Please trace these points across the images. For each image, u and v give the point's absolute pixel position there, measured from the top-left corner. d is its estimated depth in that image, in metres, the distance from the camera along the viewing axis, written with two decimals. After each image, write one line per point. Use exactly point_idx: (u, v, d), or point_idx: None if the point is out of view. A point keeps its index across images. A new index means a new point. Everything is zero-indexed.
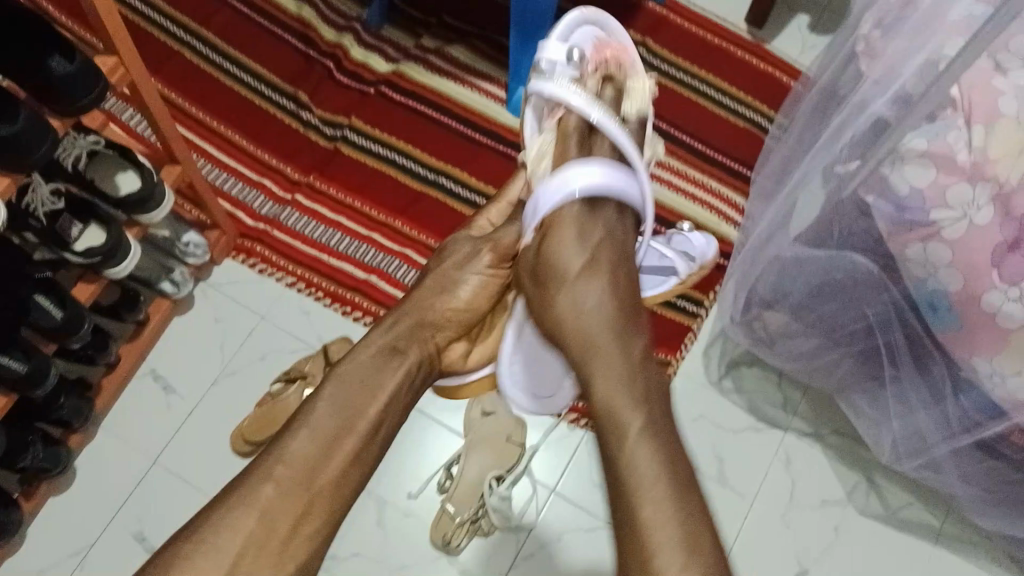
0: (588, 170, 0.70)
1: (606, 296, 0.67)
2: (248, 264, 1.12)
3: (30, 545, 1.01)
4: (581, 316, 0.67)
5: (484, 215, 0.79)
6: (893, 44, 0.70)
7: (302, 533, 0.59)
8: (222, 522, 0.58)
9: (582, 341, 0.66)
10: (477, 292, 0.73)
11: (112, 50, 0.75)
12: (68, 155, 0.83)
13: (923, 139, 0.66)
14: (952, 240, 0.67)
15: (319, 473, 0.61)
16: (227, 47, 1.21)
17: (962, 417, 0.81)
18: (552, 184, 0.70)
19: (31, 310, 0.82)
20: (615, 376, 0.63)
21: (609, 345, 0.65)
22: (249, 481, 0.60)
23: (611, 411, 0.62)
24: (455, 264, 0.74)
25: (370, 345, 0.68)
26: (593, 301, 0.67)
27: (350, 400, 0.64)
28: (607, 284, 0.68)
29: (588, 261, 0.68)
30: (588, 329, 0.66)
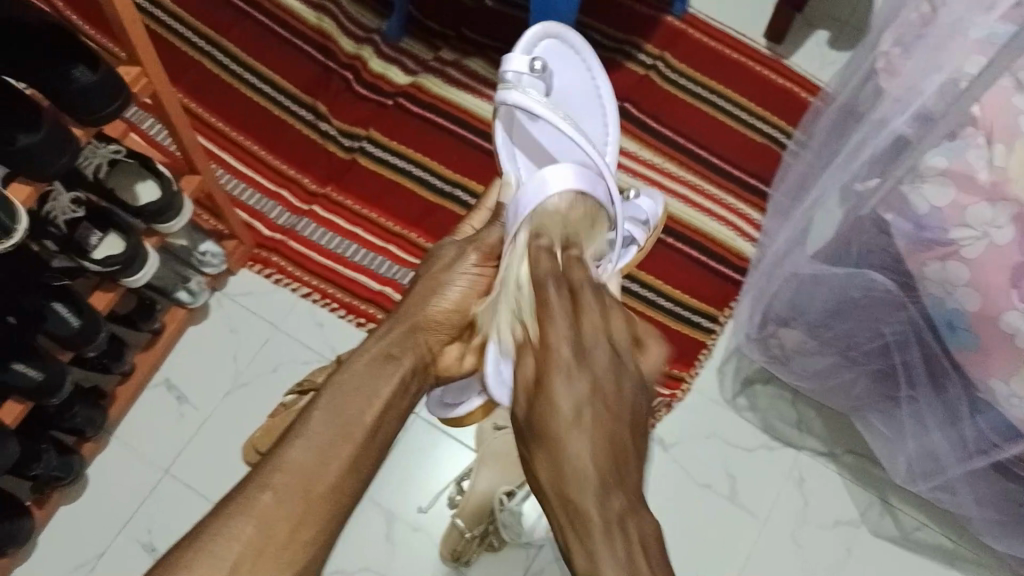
0: (550, 174, 0.62)
1: (583, 392, 0.51)
2: (263, 274, 1.12)
3: (39, 554, 1.01)
4: (550, 409, 0.51)
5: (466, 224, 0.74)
6: (914, 62, 0.70)
7: (298, 541, 0.54)
8: (219, 532, 0.52)
9: (545, 431, 0.52)
10: (462, 296, 0.67)
11: (135, 61, 0.75)
12: (89, 164, 0.86)
13: (943, 158, 0.66)
14: (970, 260, 0.66)
15: (320, 480, 0.56)
16: (248, 58, 1.22)
17: (979, 438, 0.80)
18: (531, 184, 0.63)
19: (48, 318, 0.82)
20: (577, 467, 0.50)
21: (574, 444, 0.50)
22: (246, 490, 0.55)
23: (566, 507, 0.50)
24: (443, 266, 0.68)
25: (364, 353, 0.64)
26: (571, 399, 0.51)
27: (346, 406, 0.59)
28: (587, 386, 0.51)
29: (572, 353, 0.52)
30: (553, 422, 0.51)
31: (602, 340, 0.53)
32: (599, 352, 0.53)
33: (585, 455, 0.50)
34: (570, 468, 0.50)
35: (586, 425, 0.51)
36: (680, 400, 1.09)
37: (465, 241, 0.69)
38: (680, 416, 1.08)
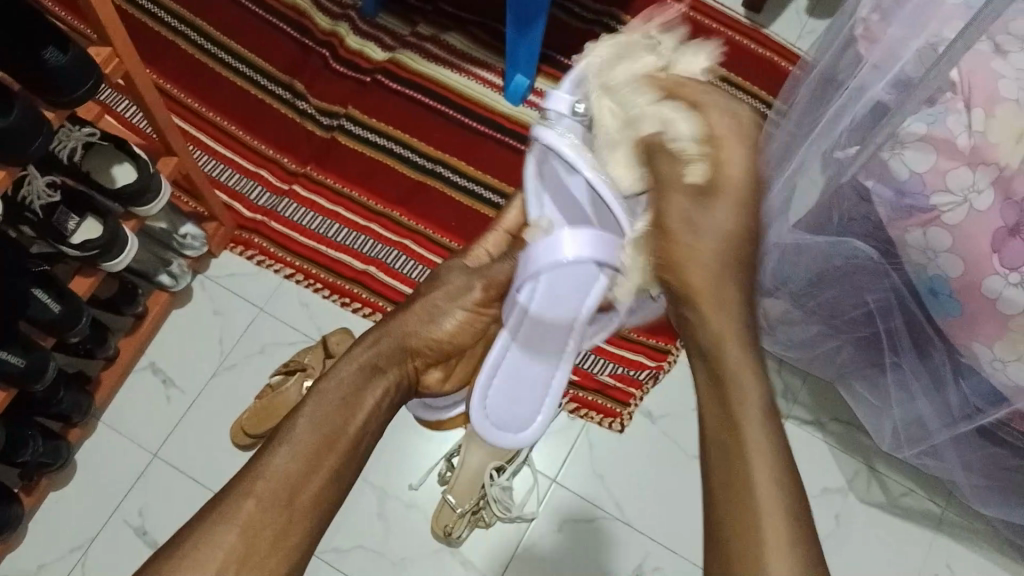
0: (562, 244, 0.71)
1: (722, 241, 0.61)
2: (245, 255, 1.11)
3: (31, 539, 1.01)
4: (698, 237, 0.62)
5: (482, 246, 0.79)
6: (891, 28, 0.69)
7: (283, 548, 0.53)
8: (201, 542, 0.51)
9: (715, 348, 0.59)
10: (456, 329, 0.71)
11: (106, 41, 0.74)
12: (63, 147, 0.84)
13: (922, 123, 0.66)
14: (951, 225, 0.66)
15: (304, 487, 0.55)
16: (223, 37, 1.20)
17: (962, 402, 0.81)
18: (540, 246, 0.72)
19: (31, 305, 0.82)
20: (762, 448, 0.54)
21: (768, 447, 0.54)
22: (226, 497, 0.54)
23: (734, 470, 0.54)
24: (444, 294, 0.72)
25: (353, 360, 0.63)
26: (726, 206, 0.62)
27: (333, 414, 0.59)
28: (744, 190, 0.62)
29: (744, 172, 0.62)
30: (726, 333, 0.59)
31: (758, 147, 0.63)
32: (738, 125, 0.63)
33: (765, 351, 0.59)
34: (784, 487, 0.53)
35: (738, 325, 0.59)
36: (667, 370, 1.10)
37: (472, 272, 0.75)
38: (666, 387, 1.10)
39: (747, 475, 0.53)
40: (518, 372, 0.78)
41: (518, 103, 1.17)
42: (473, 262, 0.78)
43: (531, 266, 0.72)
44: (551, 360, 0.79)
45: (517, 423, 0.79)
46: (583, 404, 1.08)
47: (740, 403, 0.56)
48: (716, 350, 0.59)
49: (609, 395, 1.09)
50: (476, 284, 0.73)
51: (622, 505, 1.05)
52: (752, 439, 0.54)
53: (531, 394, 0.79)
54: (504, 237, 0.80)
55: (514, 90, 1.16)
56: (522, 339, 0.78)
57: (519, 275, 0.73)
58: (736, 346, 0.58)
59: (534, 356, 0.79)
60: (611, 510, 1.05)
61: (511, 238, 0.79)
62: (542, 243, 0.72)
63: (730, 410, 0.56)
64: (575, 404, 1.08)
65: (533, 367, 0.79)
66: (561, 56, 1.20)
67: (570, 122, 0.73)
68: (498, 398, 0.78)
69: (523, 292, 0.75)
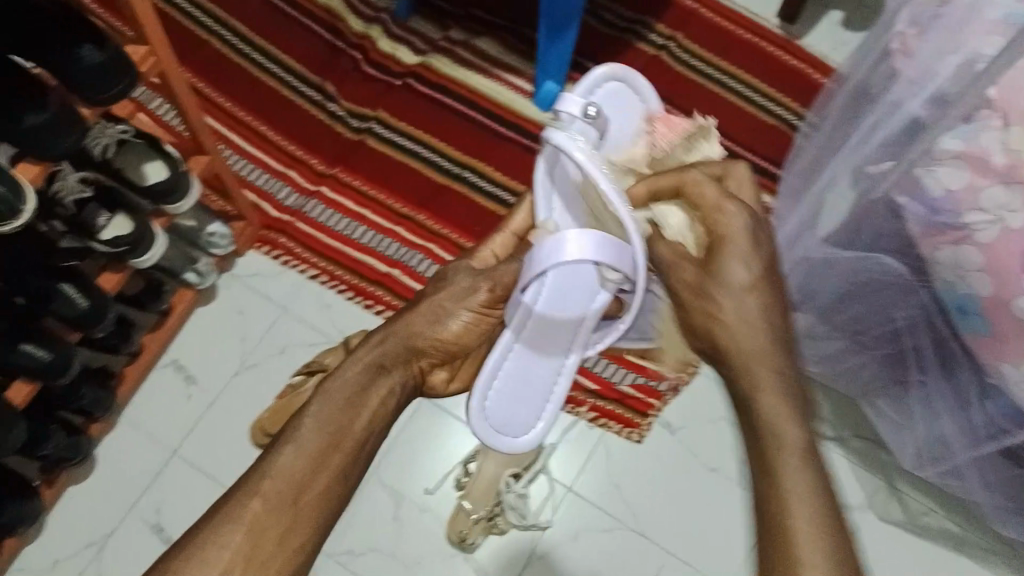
0: (567, 244, 0.68)
1: (754, 305, 0.58)
2: (272, 255, 1.12)
3: (50, 531, 1.02)
4: (742, 324, 0.58)
5: (488, 248, 0.76)
6: (930, 43, 0.69)
7: (287, 549, 0.53)
8: (208, 542, 0.52)
9: (763, 418, 0.55)
10: (462, 331, 0.69)
11: (142, 40, 0.75)
12: (97, 143, 0.84)
13: (958, 141, 0.65)
14: (982, 244, 0.66)
15: (310, 487, 0.55)
16: (256, 37, 1.21)
17: (987, 423, 0.80)
18: (547, 244, 0.69)
19: (56, 299, 0.82)
20: (803, 502, 0.52)
21: (818, 524, 0.51)
22: (234, 497, 0.54)
23: (786, 549, 0.50)
24: (451, 296, 0.69)
25: (359, 360, 0.63)
26: (746, 268, 0.59)
27: (338, 414, 0.59)
28: (756, 255, 0.60)
29: (746, 229, 0.60)
30: (775, 404, 0.55)
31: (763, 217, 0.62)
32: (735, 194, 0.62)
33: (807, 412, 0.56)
34: (835, 549, 0.50)
35: (783, 394, 0.56)
36: (688, 382, 1.09)
37: (479, 274, 0.72)
38: (688, 399, 1.09)
39: (793, 541, 0.50)
40: (519, 374, 0.74)
41: (546, 109, 1.16)
42: (480, 263, 0.75)
43: (536, 264, 0.69)
44: (553, 362, 0.75)
45: (517, 426, 0.73)
46: (602, 413, 1.08)
47: (788, 473, 0.53)
48: (770, 426, 0.55)
49: (627, 404, 1.08)
50: (483, 286, 0.70)
51: (638, 516, 1.05)
52: (795, 525, 0.51)
53: (534, 397, 0.74)
54: (512, 238, 0.78)
55: (541, 96, 1.15)
56: (525, 340, 0.74)
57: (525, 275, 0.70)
58: (787, 420, 0.55)
59: (536, 357, 0.74)
60: (626, 520, 1.05)
61: (518, 241, 0.78)
62: (546, 244, 0.69)
63: (777, 482, 0.53)
64: (594, 413, 1.08)
65: (535, 371, 0.74)
66: (591, 64, 1.20)
67: (580, 124, 0.76)
68: (499, 400, 0.73)
69: (528, 292, 0.72)
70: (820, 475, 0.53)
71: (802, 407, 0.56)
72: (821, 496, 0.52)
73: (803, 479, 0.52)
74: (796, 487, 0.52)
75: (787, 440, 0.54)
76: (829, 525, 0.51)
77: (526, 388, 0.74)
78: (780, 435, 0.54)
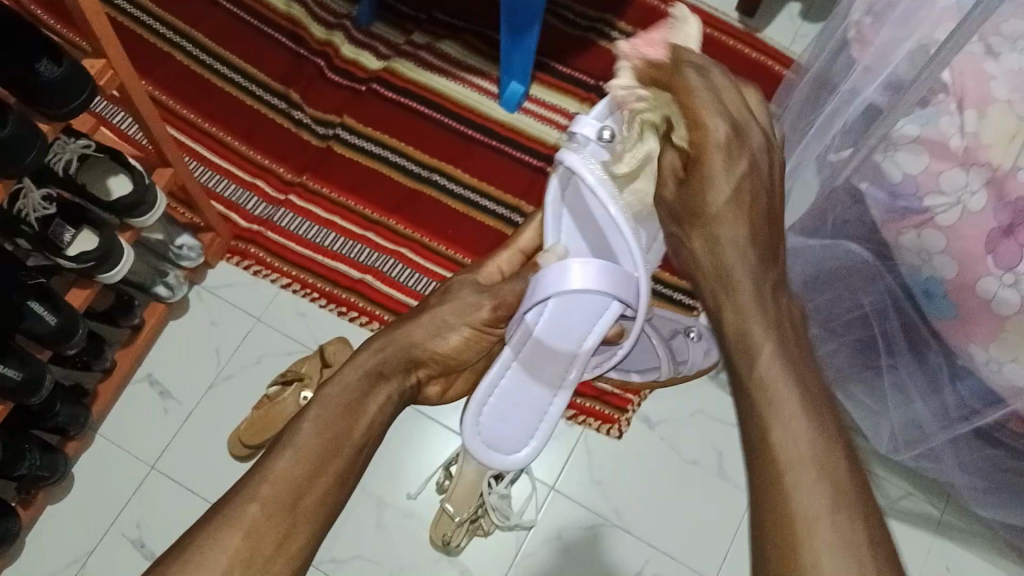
0: (571, 274, 0.66)
1: (741, 222, 0.51)
2: (243, 265, 1.12)
3: (28, 552, 1.01)
4: (714, 257, 0.52)
5: (495, 262, 0.76)
6: (882, 30, 0.70)
7: (288, 551, 0.52)
8: (204, 546, 0.50)
9: (741, 341, 0.49)
10: (460, 346, 0.68)
11: (100, 53, 0.74)
12: (59, 160, 0.83)
13: (916, 125, 0.67)
14: (944, 226, 0.67)
15: (307, 491, 0.55)
16: (218, 48, 1.21)
17: (960, 404, 0.80)
18: (552, 272, 0.66)
19: (25, 317, 0.81)
20: (792, 460, 0.45)
21: (815, 449, 0.45)
22: (231, 501, 0.53)
23: (782, 474, 0.45)
24: (453, 310, 0.68)
25: (357, 368, 0.62)
26: (732, 179, 0.51)
27: (338, 421, 0.58)
28: (746, 166, 0.51)
29: (727, 135, 0.51)
30: (758, 340, 0.49)
31: (755, 122, 0.52)
32: (740, 105, 0.52)
33: (808, 335, 0.60)
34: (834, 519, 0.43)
35: (764, 316, 0.49)
36: None
37: (483, 290, 0.71)
38: (666, 393, 1.10)
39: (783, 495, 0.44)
40: (513, 396, 0.72)
41: (513, 110, 1.17)
42: (485, 278, 0.75)
43: (540, 291, 0.67)
44: (550, 387, 0.72)
45: (509, 446, 0.72)
46: (582, 411, 1.08)
47: (776, 400, 0.47)
48: (748, 345, 0.49)
49: (606, 401, 1.09)
50: (486, 301, 0.69)
51: (620, 511, 1.05)
52: (791, 446, 0.45)
53: (525, 419, 0.72)
54: (518, 259, 0.77)
55: (508, 97, 1.17)
56: (523, 361, 0.72)
57: (529, 298, 0.68)
58: (769, 339, 0.49)
59: (530, 380, 0.72)
60: (609, 517, 1.05)
61: (526, 261, 0.77)
62: (550, 271, 0.67)
63: (768, 404, 0.47)
64: (573, 411, 1.08)
65: (529, 393, 0.72)
66: (555, 65, 1.21)
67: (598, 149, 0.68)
68: (493, 418, 0.72)
69: (532, 313, 0.70)
70: (802, 384, 0.47)
71: (785, 326, 0.50)
72: (811, 414, 0.46)
73: (788, 390, 0.47)
74: (786, 426, 0.46)
75: (775, 387, 0.47)
76: (822, 437, 0.45)
77: (519, 409, 0.72)
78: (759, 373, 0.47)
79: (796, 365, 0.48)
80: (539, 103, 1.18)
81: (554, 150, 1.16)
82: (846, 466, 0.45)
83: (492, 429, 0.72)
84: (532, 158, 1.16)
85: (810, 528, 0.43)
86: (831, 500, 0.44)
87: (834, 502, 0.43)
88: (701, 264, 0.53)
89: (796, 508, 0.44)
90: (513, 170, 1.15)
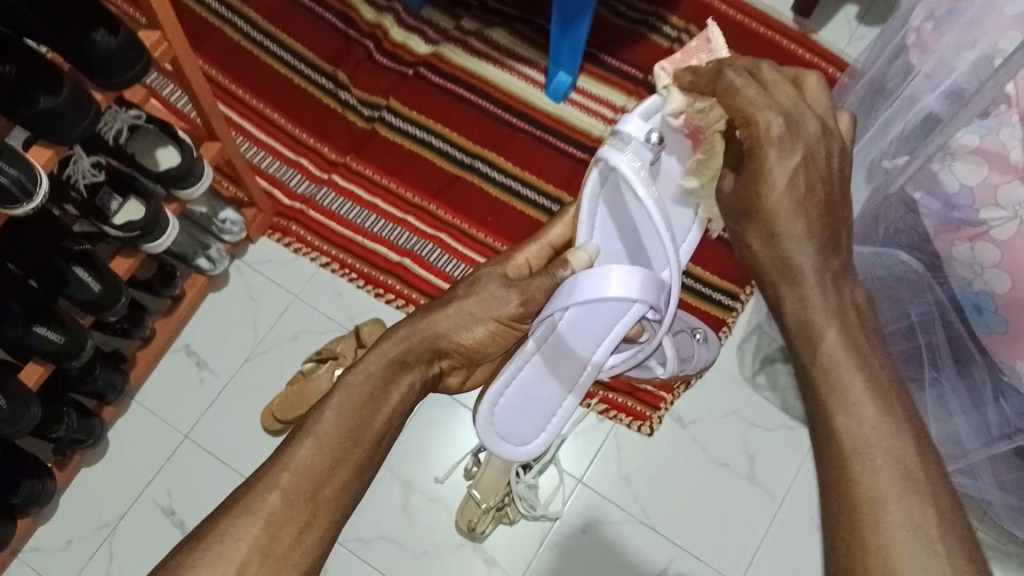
0: (608, 279, 0.60)
1: (797, 215, 0.52)
2: (283, 243, 1.12)
3: (61, 513, 1.02)
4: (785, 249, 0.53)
5: (524, 255, 0.70)
6: (945, 37, 0.68)
7: (306, 541, 0.53)
8: (223, 536, 0.51)
9: (808, 330, 0.51)
10: (484, 339, 0.63)
11: (155, 25, 0.75)
12: (110, 129, 0.85)
13: (974, 136, 0.65)
14: (1000, 241, 0.65)
15: (327, 481, 0.54)
16: (268, 25, 1.21)
17: (1002, 422, 0.78)
18: (588, 277, 0.60)
19: (69, 282, 0.82)
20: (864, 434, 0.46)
21: (879, 436, 0.45)
22: (251, 489, 0.53)
23: (847, 461, 0.45)
24: (479, 301, 0.63)
25: (381, 354, 0.60)
26: (786, 173, 0.52)
27: (360, 412, 0.57)
28: (802, 158, 0.52)
29: (783, 127, 0.53)
30: (813, 312, 0.51)
31: None
32: (790, 98, 0.54)
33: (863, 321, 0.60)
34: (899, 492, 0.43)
35: (828, 303, 0.51)
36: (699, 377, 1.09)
37: (512, 284, 0.64)
38: (698, 393, 1.09)
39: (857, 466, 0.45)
40: (527, 387, 0.70)
41: (559, 100, 1.17)
42: (514, 271, 0.69)
43: (569, 296, 0.61)
44: (565, 381, 0.70)
45: (519, 437, 0.71)
46: (613, 406, 1.08)
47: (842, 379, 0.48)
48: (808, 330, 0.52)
49: (638, 398, 1.08)
50: (514, 296, 0.63)
51: (647, 509, 1.04)
52: (857, 430, 0.46)
53: (535, 410, 0.71)
54: (547, 252, 0.72)
55: (555, 86, 1.16)
56: (543, 354, 0.69)
57: (553, 302, 0.62)
58: (832, 325, 0.50)
59: (549, 373, 0.70)
60: (636, 514, 1.04)
61: (555, 255, 0.72)
62: (587, 273, 0.60)
63: (832, 391, 0.48)
64: (604, 406, 1.08)
65: (543, 387, 0.70)
66: (604, 55, 1.19)
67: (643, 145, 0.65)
68: (505, 411, 0.70)
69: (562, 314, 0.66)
70: (864, 365, 0.48)
71: (848, 314, 0.51)
72: (879, 399, 0.47)
73: (855, 378, 0.48)
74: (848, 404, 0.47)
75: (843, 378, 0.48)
76: (887, 415, 0.46)
77: (533, 400, 0.71)
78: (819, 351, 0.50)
79: (857, 351, 0.49)
80: (586, 94, 1.17)
81: (598, 142, 1.15)
82: (916, 454, 0.45)
83: (504, 420, 0.70)
84: (575, 149, 1.15)
85: (877, 513, 0.43)
86: (897, 483, 0.43)
87: (903, 486, 0.43)
88: (760, 259, 0.55)
89: (859, 496, 0.44)
90: (556, 160, 1.15)
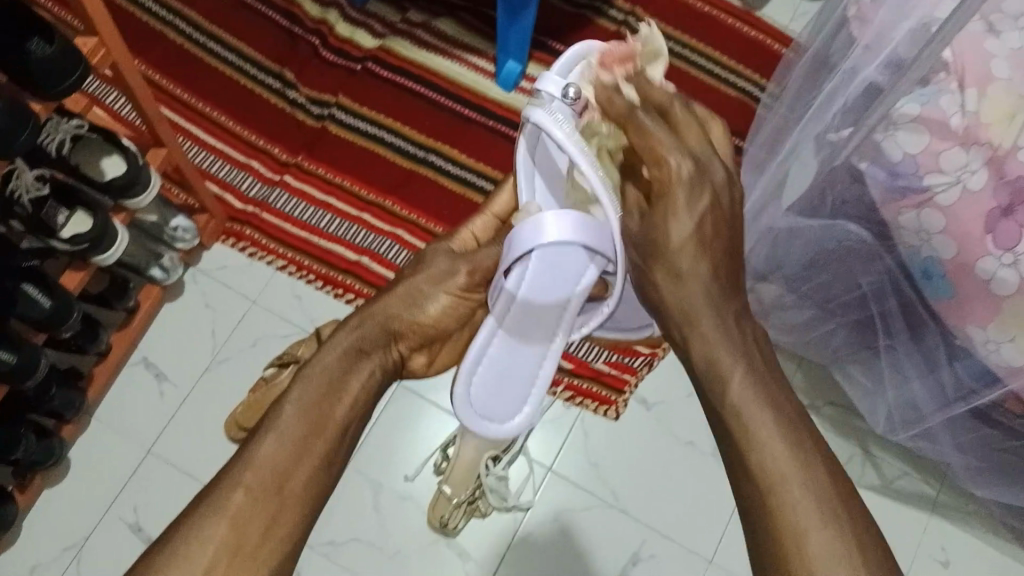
0: (544, 226, 0.63)
1: (700, 257, 0.53)
2: (238, 247, 1.11)
3: (26, 537, 1.00)
4: (682, 291, 0.53)
5: (468, 229, 0.74)
6: (883, 10, 0.69)
7: (275, 536, 0.52)
8: (189, 535, 0.50)
9: (712, 372, 0.52)
10: (440, 314, 0.67)
11: (92, 32, 0.73)
12: (52, 140, 0.83)
13: (915, 104, 0.66)
14: (944, 207, 0.67)
15: (291, 476, 0.54)
16: (210, 26, 1.19)
17: (957, 383, 0.80)
18: (526, 226, 0.64)
19: (22, 300, 0.81)
20: (783, 469, 0.47)
21: (797, 467, 0.47)
22: (214, 491, 0.52)
23: (768, 494, 0.47)
24: (429, 278, 0.68)
25: (336, 346, 0.61)
26: (695, 218, 0.52)
27: (319, 405, 0.57)
28: (709, 202, 0.52)
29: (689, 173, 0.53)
30: (720, 352, 0.52)
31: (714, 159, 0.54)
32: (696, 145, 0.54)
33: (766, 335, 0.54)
34: (823, 521, 0.46)
35: (732, 346, 0.52)
36: (661, 357, 1.09)
37: (459, 257, 0.69)
38: (662, 373, 1.10)
39: (780, 499, 0.47)
40: (502, 364, 0.69)
41: (509, 89, 1.16)
42: (459, 246, 0.73)
43: (514, 247, 0.64)
44: (540, 346, 0.69)
45: (501, 414, 0.70)
46: (579, 392, 1.08)
47: (753, 417, 0.49)
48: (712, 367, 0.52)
49: (604, 382, 1.09)
50: (463, 269, 0.68)
51: (617, 492, 1.05)
52: (773, 465, 0.47)
53: (516, 385, 0.69)
54: (492, 221, 0.75)
55: (505, 76, 1.15)
56: (509, 327, 0.69)
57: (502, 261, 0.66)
58: (738, 369, 0.51)
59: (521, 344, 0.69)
60: (607, 498, 1.05)
61: (501, 225, 0.75)
62: (524, 227, 0.64)
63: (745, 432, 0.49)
64: (570, 392, 1.08)
65: (519, 359, 0.69)
66: (552, 42, 1.20)
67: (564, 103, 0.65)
68: (484, 389, 0.69)
69: (511, 277, 0.66)
70: (775, 405, 0.50)
71: (753, 354, 0.52)
72: (789, 433, 0.49)
73: (763, 417, 0.49)
74: (764, 440, 0.48)
75: (750, 412, 0.49)
76: (799, 449, 0.48)
77: (510, 380, 0.69)
78: (724, 378, 0.51)
79: (766, 387, 0.50)
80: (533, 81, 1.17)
81: None
82: (833, 478, 0.47)
83: (484, 401, 0.69)
84: None
85: (800, 542, 0.45)
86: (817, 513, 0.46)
87: (820, 515, 0.46)
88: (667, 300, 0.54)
89: (786, 527, 0.46)
90: (507, 149, 1.15)
